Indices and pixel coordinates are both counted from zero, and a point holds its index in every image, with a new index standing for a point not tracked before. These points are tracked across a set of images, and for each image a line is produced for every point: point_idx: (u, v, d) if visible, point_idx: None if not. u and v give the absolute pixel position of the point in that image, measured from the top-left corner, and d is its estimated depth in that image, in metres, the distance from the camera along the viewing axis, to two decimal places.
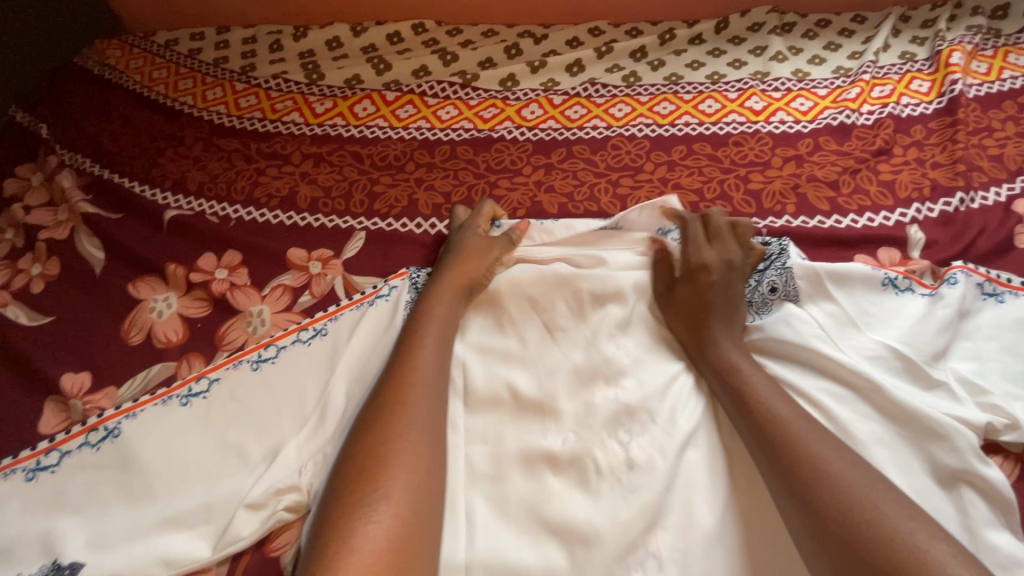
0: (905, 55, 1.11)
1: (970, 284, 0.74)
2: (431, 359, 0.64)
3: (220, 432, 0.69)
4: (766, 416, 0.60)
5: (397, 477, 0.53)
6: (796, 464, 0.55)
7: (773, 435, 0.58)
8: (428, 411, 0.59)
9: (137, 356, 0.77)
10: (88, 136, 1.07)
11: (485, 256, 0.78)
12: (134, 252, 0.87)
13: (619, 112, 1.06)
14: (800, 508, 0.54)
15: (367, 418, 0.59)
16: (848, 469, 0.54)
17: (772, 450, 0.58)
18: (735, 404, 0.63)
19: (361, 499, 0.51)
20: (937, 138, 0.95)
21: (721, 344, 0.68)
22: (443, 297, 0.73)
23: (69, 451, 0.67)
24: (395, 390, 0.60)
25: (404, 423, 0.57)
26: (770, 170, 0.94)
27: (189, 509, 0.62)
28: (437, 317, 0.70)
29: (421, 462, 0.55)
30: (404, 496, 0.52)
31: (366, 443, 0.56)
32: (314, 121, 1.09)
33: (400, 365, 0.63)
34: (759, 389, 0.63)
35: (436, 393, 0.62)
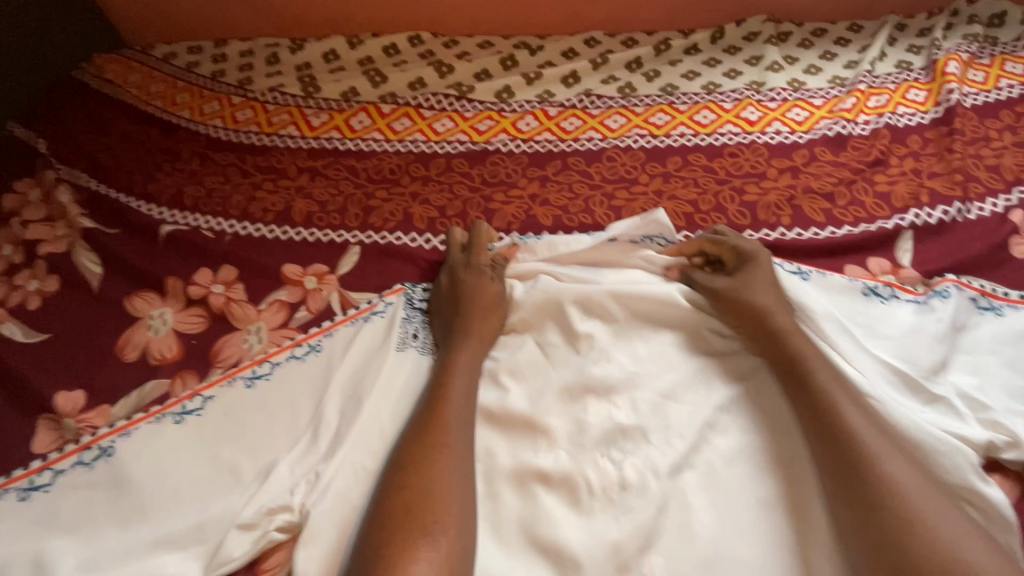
0: (902, 64, 1.11)
1: (963, 298, 0.74)
2: (464, 393, 0.66)
3: (214, 451, 0.69)
4: (836, 419, 0.59)
5: (450, 512, 0.55)
6: (860, 472, 0.55)
7: (843, 439, 0.57)
8: (465, 447, 0.62)
9: (131, 373, 0.77)
10: (86, 151, 1.07)
11: (488, 283, 0.79)
12: (130, 268, 0.88)
13: (614, 123, 1.07)
14: (862, 522, 0.53)
15: (405, 452, 0.60)
16: (916, 486, 0.53)
17: (837, 453, 0.57)
18: (804, 405, 0.62)
19: (420, 529, 0.53)
20: (934, 148, 0.95)
21: (785, 334, 0.68)
22: (466, 339, 0.73)
23: (62, 471, 0.67)
24: (432, 427, 0.62)
25: (449, 457, 0.59)
26: (766, 182, 0.94)
27: (181, 530, 0.62)
28: (464, 350, 0.72)
29: (462, 497, 0.57)
30: (457, 533, 0.54)
31: (406, 479, 0.57)
32: (310, 135, 1.09)
33: (435, 403, 0.65)
34: (834, 388, 0.62)
35: (471, 426, 0.64)
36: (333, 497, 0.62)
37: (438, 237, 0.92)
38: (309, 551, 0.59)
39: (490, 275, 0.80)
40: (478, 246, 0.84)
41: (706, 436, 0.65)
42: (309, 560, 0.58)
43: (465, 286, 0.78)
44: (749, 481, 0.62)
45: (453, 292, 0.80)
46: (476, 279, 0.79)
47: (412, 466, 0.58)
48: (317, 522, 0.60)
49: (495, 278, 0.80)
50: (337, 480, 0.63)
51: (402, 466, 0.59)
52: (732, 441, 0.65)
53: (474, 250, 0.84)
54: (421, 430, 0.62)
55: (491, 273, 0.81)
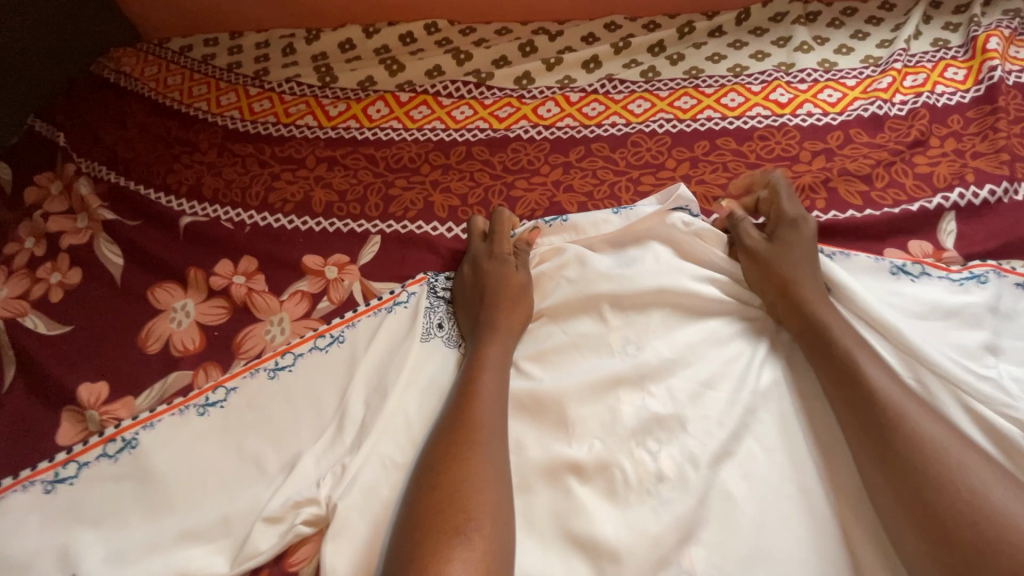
0: (938, 42, 1.06)
1: (1005, 285, 0.71)
2: (493, 388, 0.64)
3: (238, 443, 0.67)
4: (867, 383, 0.58)
5: (483, 511, 0.53)
6: (912, 455, 0.53)
7: (887, 423, 0.55)
8: (499, 444, 0.59)
9: (153, 365, 0.76)
10: (104, 144, 1.07)
11: (513, 272, 0.76)
12: (151, 259, 0.87)
13: (638, 108, 1.04)
14: (892, 483, 0.53)
15: (438, 447, 0.59)
16: (964, 449, 0.52)
17: (880, 438, 0.55)
18: (830, 368, 0.62)
19: (453, 529, 0.51)
20: (977, 127, 0.91)
21: (807, 302, 0.68)
22: (494, 332, 0.71)
23: (87, 463, 0.66)
24: (463, 424, 0.60)
25: (480, 454, 0.57)
26: (799, 165, 0.90)
27: (207, 522, 0.60)
28: (491, 346, 0.69)
29: (495, 494, 0.55)
30: (492, 532, 0.52)
31: (437, 476, 0.56)
32: (327, 124, 1.08)
33: (466, 399, 0.63)
34: (854, 347, 0.62)
35: (503, 423, 0.62)
36: (361, 490, 0.60)
37: (460, 226, 0.90)
38: (338, 546, 0.57)
39: (513, 264, 0.78)
40: (500, 236, 0.82)
41: (746, 425, 0.62)
42: (336, 554, 0.57)
43: (489, 276, 0.76)
44: (793, 471, 0.59)
45: (477, 283, 0.77)
46: (499, 269, 0.76)
47: (444, 463, 0.56)
48: (345, 517, 0.59)
49: (519, 267, 0.78)
50: (364, 473, 0.61)
51: (432, 464, 0.57)
52: (773, 431, 0.62)
53: (494, 240, 0.81)
54: (452, 425, 0.60)
55: (514, 262, 0.78)
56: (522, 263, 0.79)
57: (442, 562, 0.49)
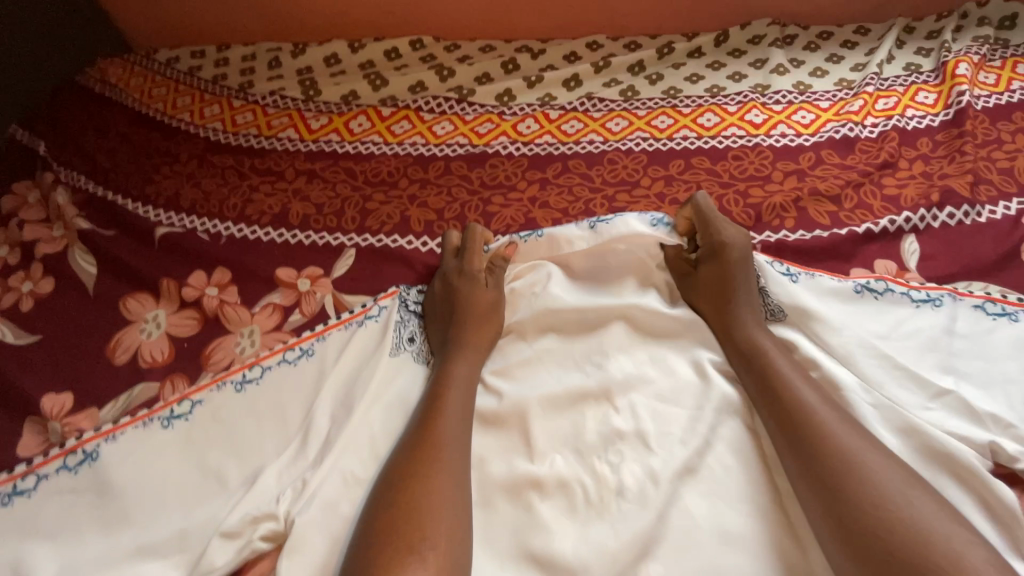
0: (910, 67, 1.09)
1: (963, 309, 0.71)
2: (459, 406, 0.64)
3: (201, 456, 0.67)
4: (797, 406, 0.59)
5: (440, 529, 0.53)
6: (876, 530, 0.49)
7: (846, 494, 0.52)
8: (461, 463, 0.59)
9: (120, 377, 0.75)
10: (85, 153, 1.07)
11: (484, 291, 0.76)
12: (125, 268, 0.87)
13: (616, 126, 1.05)
14: (828, 509, 0.53)
15: (399, 463, 0.59)
16: (891, 473, 0.53)
17: (840, 513, 0.52)
18: (761, 392, 0.63)
19: (408, 547, 0.51)
20: (945, 150, 0.92)
21: (748, 325, 0.69)
22: (463, 350, 0.71)
23: (46, 475, 0.65)
24: (425, 441, 0.60)
25: (440, 471, 0.57)
26: (771, 185, 0.92)
27: (164, 537, 0.60)
28: (459, 363, 0.69)
29: (453, 512, 0.55)
30: (447, 551, 0.51)
31: (396, 495, 0.55)
32: (309, 137, 1.09)
33: (430, 416, 0.62)
34: (783, 370, 0.63)
35: (467, 441, 0.62)
36: (321, 506, 0.60)
37: (435, 240, 0.90)
38: (293, 562, 0.57)
39: (484, 282, 0.78)
40: (472, 253, 0.82)
41: (708, 444, 0.62)
42: (292, 571, 0.56)
43: (460, 295, 0.76)
44: (751, 489, 0.59)
45: (448, 300, 0.78)
46: (468, 287, 0.76)
47: (404, 481, 0.56)
48: (303, 532, 0.58)
49: (492, 286, 0.78)
50: (325, 489, 0.61)
51: (392, 481, 0.57)
52: (734, 449, 0.62)
53: (468, 256, 0.81)
54: (415, 443, 0.60)
55: (485, 280, 0.78)
56: (497, 281, 0.79)
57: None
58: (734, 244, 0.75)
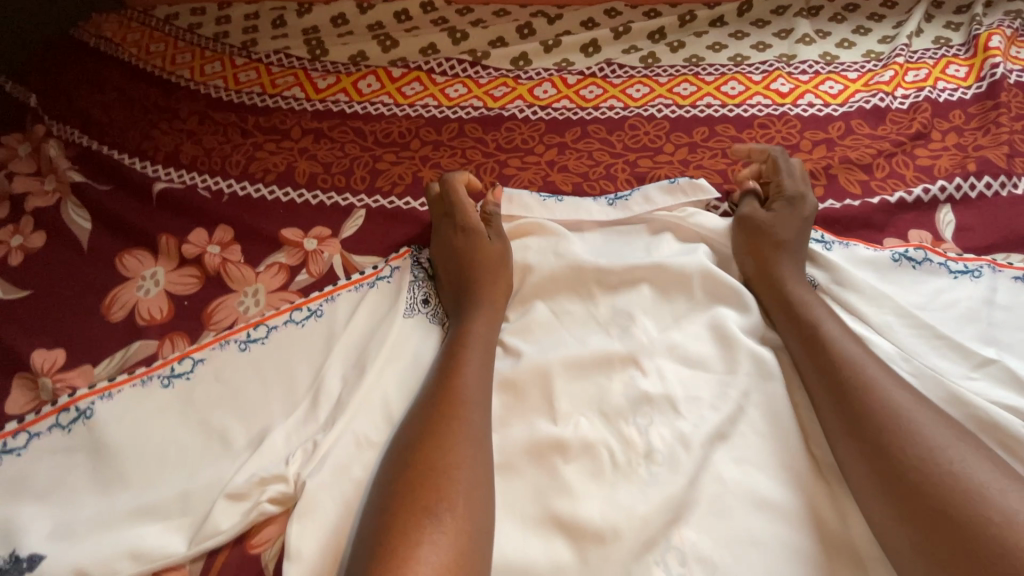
0: (940, 40, 1.05)
1: (1003, 279, 0.69)
2: (478, 367, 0.60)
3: (203, 416, 0.63)
4: (846, 366, 0.57)
5: (457, 491, 0.49)
6: (922, 483, 0.47)
7: (891, 447, 0.50)
8: (481, 423, 0.56)
9: (115, 334, 0.71)
10: (78, 107, 1.02)
11: (489, 245, 0.72)
12: (121, 224, 0.82)
13: (637, 92, 1.01)
14: (880, 471, 0.50)
15: (414, 426, 0.55)
16: (945, 433, 0.50)
17: (885, 467, 0.50)
18: (807, 355, 0.60)
19: (423, 508, 0.48)
20: (978, 122, 0.89)
21: (794, 287, 0.66)
22: (476, 308, 0.67)
23: (38, 433, 0.61)
24: (443, 399, 0.56)
25: (460, 434, 0.53)
26: (799, 154, 0.88)
27: (165, 499, 0.56)
28: (475, 321, 0.66)
29: (472, 474, 0.51)
30: (464, 513, 0.48)
31: (416, 456, 0.52)
32: (315, 97, 1.04)
33: (447, 372, 0.59)
34: (831, 332, 0.60)
35: (488, 405, 0.58)
36: (333, 470, 0.56)
37: None
38: (304, 525, 0.53)
39: (486, 234, 0.73)
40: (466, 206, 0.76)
41: (741, 410, 0.59)
42: (303, 536, 0.52)
43: (463, 253, 0.72)
44: (786, 456, 0.57)
45: (453, 259, 0.73)
46: (469, 243, 0.72)
47: (421, 444, 0.53)
48: (314, 495, 0.55)
49: (496, 239, 0.74)
50: (336, 452, 0.57)
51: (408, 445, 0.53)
52: (768, 416, 0.59)
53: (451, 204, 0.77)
54: (432, 403, 0.56)
55: (486, 233, 0.74)
56: (496, 232, 0.75)
57: (404, 547, 0.45)
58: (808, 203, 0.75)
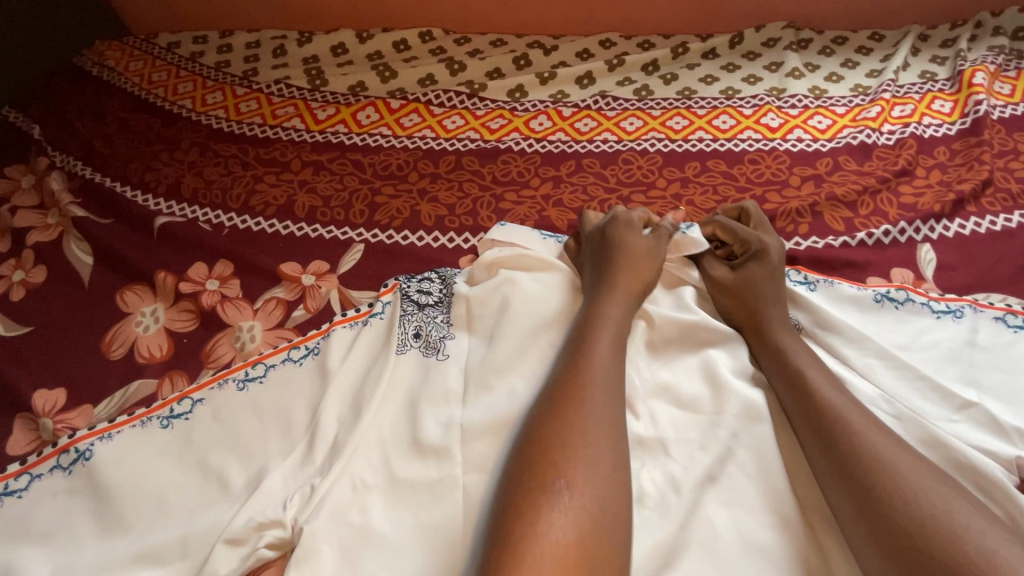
0: (926, 74, 1.08)
1: (985, 319, 0.70)
2: (610, 352, 0.60)
3: (202, 457, 0.64)
4: (826, 405, 0.59)
5: (575, 467, 0.48)
6: (907, 525, 0.48)
7: (877, 489, 0.51)
8: (610, 403, 0.55)
9: (116, 373, 0.72)
10: (81, 138, 1.03)
11: (640, 241, 0.75)
12: (121, 259, 0.84)
13: (631, 125, 1.03)
14: (861, 507, 0.52)
15: (543, 406, 0.54)
16: (922, 471, 0.52)
17: (871, 509, 0.51)
18: (790, 395, 0.62)
19: (542, 486, 0.47)
20: (962, 159, 0.92)
21: (775, 328, 0.68)
22: (613, 293, 0.68)
23: (39, 475, 0.63)
24: (573, 379, 0.56)
25: (585, 411, 0.53)
26: (788, 190, 0.90)
27: (164, 543, 0.57)
28: (613, 302, 0.67)
29: (597, 452, 0.50)
30: (585, 493, 0.47)
31: (545, 431, 0.51)
32: (314, 128, 1.06)
33: (580, 354, 0.59)
34: (811, 371, 0.62)
35: (619, 391, 0.57)
36: (329, 514, 0.57)
37: (460, 235, 0.88)
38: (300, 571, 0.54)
39: (639, 233, 0.76)
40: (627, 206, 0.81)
41: (728, 452, 0.61)
42: None
43: (615, 242, 0.74)
44: (773, 500, 0.58)
45: (600, 246, 0.76)
46: (620, 233, 0.75)
47: (549, 420, 0.52)
48: (311, 540, 0.56)
49: (647, 236, 0.77)
50: (331, 496, 0.59)
51: (538, 423, 0.52)
52: (755, 459, 0.61)
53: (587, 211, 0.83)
54: (559, 382, 0.56)
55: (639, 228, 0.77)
56: (656, 235, 0.77)
57: (544, 524, 0.45)
58: (771, 247, 0.76)
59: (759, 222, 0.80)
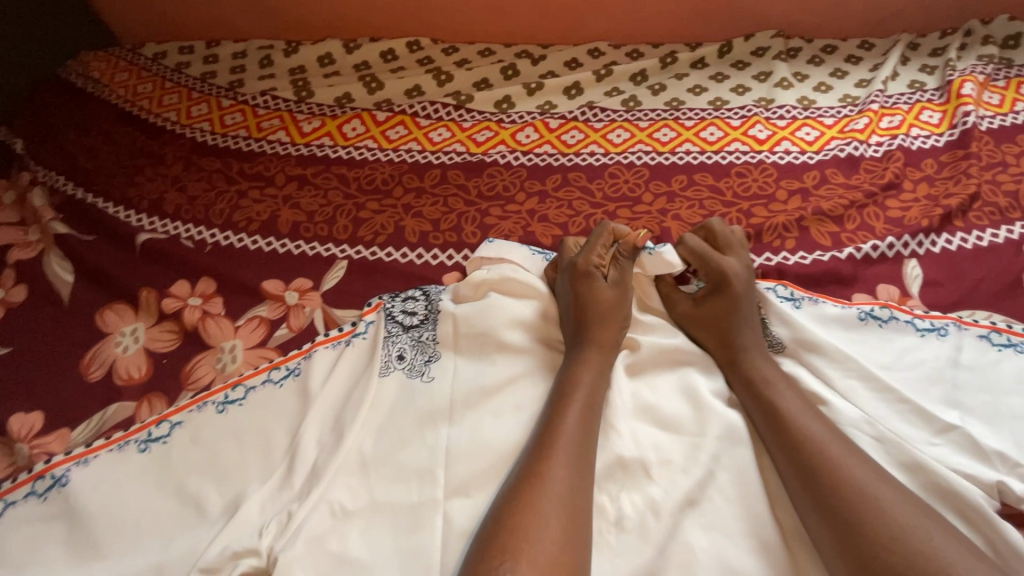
0: (915, 84, 1.08)
1: (969, 338, 0.70)
2: (580, 422, 0.60)
3: (179, 482, 0.64)
4: (805, 437, 0.58)
5: (524, 547, 0.49)
6: (891, 562, 0.48)
7: (861, 525, 0.51)
8: (572, 479, 0.55)
9: (95, 395, 0.72)
10: (64, 152, 1.03)
11: (601, 290, 0.73)
12: (102, 277, 0.83)
13: (618, 138, 1.03)
14: (843, 542, 0.51)
15: (520, 469, 0.56)
16: (905, 505, 0.51)
17: (857, 547, 0.50)
18: (768, 426, 0.62)
19: (490, 565, 0.48)
20: (950, 171, 0.91)
21: (750, 355, 0.68)
22: (585, 356, 0.68)
23: (14, 501, 0.63)
24: (540, 453, 0.57)
25: (545, 489, 0.53)
26: (775, 204, 0.90)
27: (140, 571, 0.57)
28: (586, 365, 0.67)
29: (548, 531, 0.50)
30: (533, 561, 0.48)
31: (518, 495, 0.53)
32: (300, 141, 1.05)
33: (550, 425, 0.60)
34: (788, 403, 0.62)
35: (586, 466, 0.57)
36: (307, 542, 0.57)
37: (445, 252, 0.87)
38: None
39: (601, 279, 0.75)
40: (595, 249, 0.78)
41: (709, 475, 0.60)
42: None
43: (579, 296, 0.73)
44: (755, 524, 0.57)
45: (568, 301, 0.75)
46: (584, 286, 0.73)
47: (521, 486, 0.54)
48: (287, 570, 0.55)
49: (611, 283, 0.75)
50: (310, 524, 0.58)
51: (512, 488, 0.54)
52: (738, 482, 0.60)
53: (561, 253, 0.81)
54: (535, 445, 0.58)
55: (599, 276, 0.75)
56: (618, 278, 0.76)
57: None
58: (737, 273, 0.75)
59: (726, 243, 0.79)
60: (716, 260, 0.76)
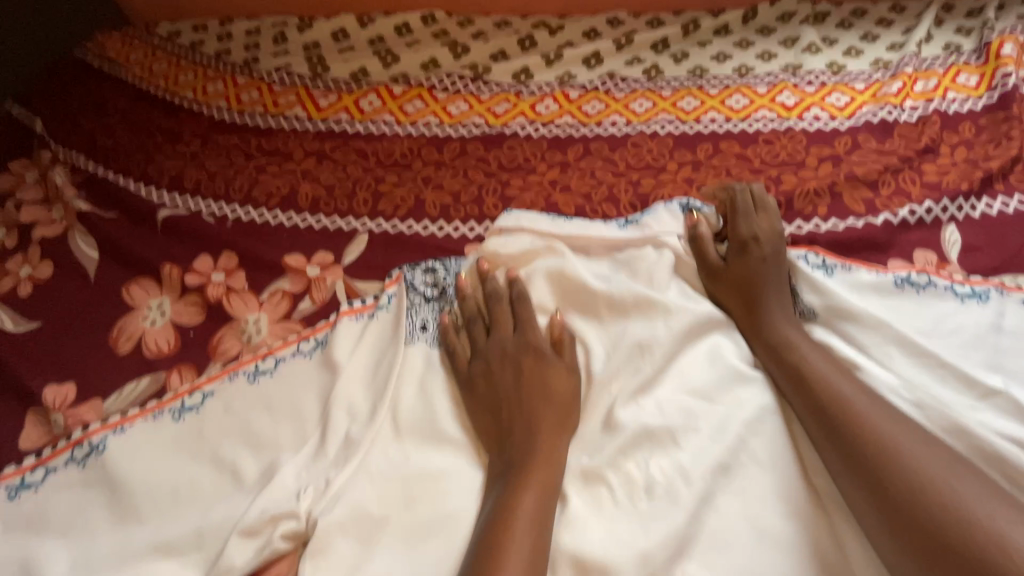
0: (950, 46, 1.03)
1: (1012, 303, 0.67)
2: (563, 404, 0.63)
3: (212, 450, 0.64)
4: (833, 398, 0.57)
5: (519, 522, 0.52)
6: (919, 516, 0.48)
7: (889, 482, 0.50)
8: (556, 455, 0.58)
9: (125, 367, 0.72)
10: (83, 132, 1.03)
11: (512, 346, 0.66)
12: (127, 253, 0.83)
13: (640, 107, 1.00)
14: (875, 499, 0.51)
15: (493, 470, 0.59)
16: (933, 460, 0.51)
17: (885, 505, 0.50)
18: (794, 389, 0.60)
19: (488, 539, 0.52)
20: (989, 135, 0.88)
21: (773, 314, 0.67)
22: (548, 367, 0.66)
23: (54, 469, 0.63)
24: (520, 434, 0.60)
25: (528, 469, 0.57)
26: (805, 171, 0.87)
27: (178, 535, 0.57)
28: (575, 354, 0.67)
29: (536, 505, 0.54)
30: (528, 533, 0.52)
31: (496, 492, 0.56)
32: (316, 116, 1.04)
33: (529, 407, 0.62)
34: (815, 363, 0.61)
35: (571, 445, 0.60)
36: (343, 506, 0.57)
37: (466, 223, 0.86)
38: (316, 563, 0.54)
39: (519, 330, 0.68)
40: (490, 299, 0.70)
41: (745, 440, 0.59)
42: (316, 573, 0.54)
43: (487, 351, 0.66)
44: (794, 488, 0.56)
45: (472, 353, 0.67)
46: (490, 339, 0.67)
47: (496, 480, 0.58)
48: (325, 533, 0.55)
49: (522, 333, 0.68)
50: (347, 490, 0.58)
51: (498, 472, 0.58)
52: (777, 448, 0.59)
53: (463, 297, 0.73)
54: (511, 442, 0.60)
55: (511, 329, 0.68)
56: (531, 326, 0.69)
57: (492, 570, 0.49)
58: (761, 236, 0.73)
59: (759, 204, 0.77)
60: (748, 227, 0.74)
